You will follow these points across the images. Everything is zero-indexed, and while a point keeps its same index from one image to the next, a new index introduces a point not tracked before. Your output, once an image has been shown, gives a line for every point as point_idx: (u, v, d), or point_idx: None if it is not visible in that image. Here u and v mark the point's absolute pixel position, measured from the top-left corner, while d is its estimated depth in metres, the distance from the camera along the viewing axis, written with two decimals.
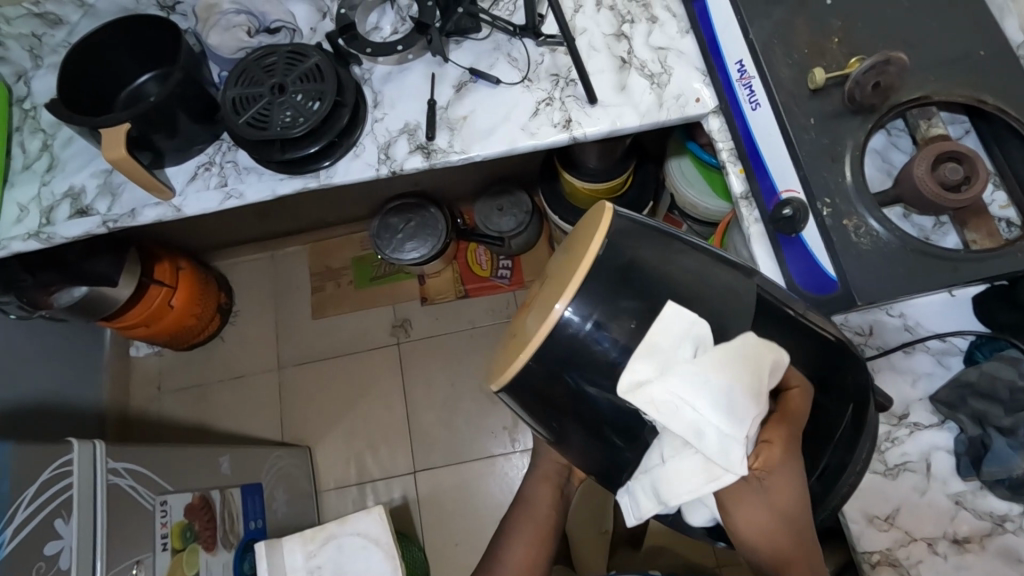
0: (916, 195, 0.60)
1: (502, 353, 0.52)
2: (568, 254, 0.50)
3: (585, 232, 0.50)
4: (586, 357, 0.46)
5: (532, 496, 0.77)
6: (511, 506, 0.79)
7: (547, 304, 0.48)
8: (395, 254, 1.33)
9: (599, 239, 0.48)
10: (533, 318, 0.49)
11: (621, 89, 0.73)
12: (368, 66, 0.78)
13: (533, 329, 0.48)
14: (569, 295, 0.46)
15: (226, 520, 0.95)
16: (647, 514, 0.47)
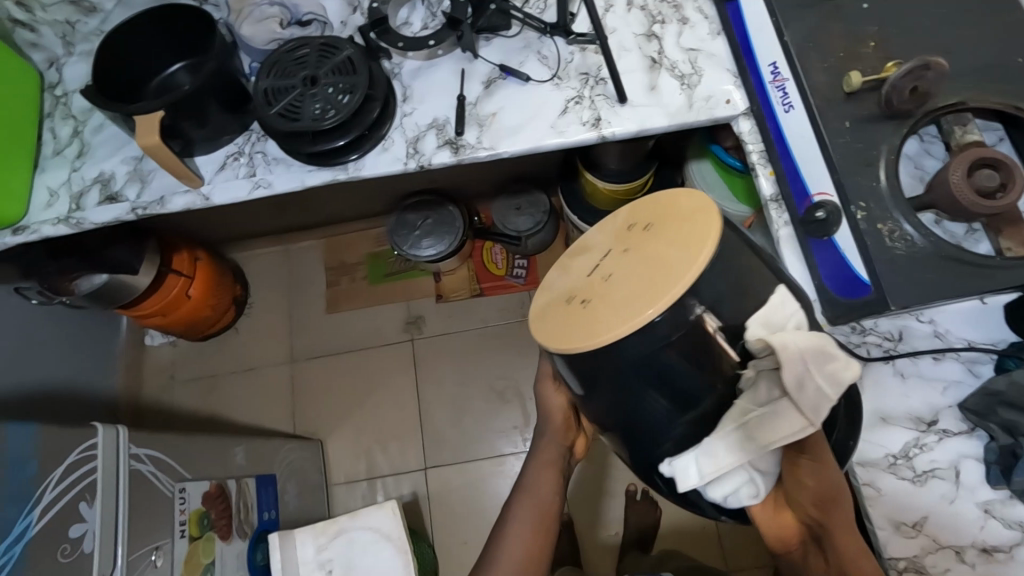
0: (951, 202, 0.60)
1: (570, 316, 0.46)
2: (671, 225, 0.46)
3: (695, 228, 0.44)
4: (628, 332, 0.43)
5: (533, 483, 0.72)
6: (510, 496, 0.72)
7: (655, 280, 0.43)
8: (411, 251, 1.33)
9: (713, 247, 0.43)
10: (631, 290, 0.44)
11: (651, 90, 0.73)
12: (398, 61, 0.78)
13: (637, 303, 0.43)
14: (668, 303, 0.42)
15: (240, 510, 0.96)
16: (721, 466, 0.44)
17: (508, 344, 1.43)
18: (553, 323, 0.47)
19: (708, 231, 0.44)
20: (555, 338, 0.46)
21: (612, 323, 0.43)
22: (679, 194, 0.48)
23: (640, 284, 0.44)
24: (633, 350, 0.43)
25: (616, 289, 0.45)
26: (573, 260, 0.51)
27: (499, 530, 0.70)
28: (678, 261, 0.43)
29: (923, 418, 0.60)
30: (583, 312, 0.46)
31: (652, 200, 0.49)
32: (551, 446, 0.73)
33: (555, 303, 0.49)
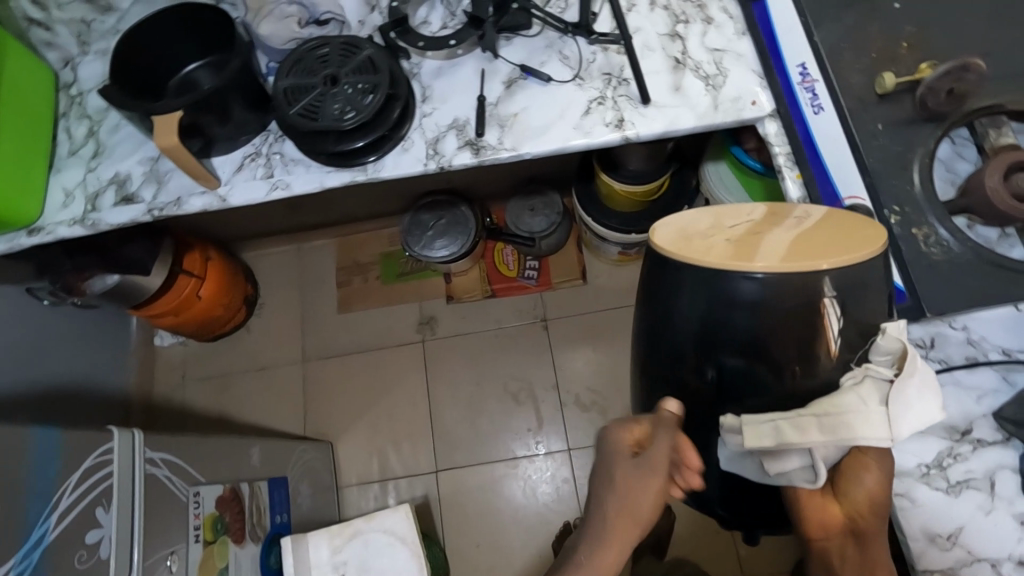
0: (987, 206, 0.58)
1: (707, 245, 0.54)
2: (829, 228, 0.54)
3: (844, 242, 0.51)
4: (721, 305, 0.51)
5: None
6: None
7: (800, 252, 0.50)
8: (424, 251, 1.33)
9: (852, 257, 0.49)
10: (776, 250, 0.51)
11: (676, 91, 0.72)
12: (417, 60, 0.77)
13: (776, 259, 0.50)
14: (788, 270, 0.49)
15: (254, 513, 0.95)
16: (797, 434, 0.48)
17: (522, 346, 1.42)
18: (686, 242, 0.55)
19: (865, 241, 0.51)
20: (687, 250, 0.54)
21: (738, 258, 0.51)
22: (845, 215, 0.57)
23: (775, 251, 0.51)
24: (726, 296, 0.51)
25: (761, 245, 0.52)
26: (719, 215, 0.60)
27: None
28: (828, 249, 0.50)
29: (957, 427, 0.58)
30: (723, 245, 0.53)
31: (813, 212, 0.58)
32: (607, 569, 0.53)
33: (691, 232, 0.57)
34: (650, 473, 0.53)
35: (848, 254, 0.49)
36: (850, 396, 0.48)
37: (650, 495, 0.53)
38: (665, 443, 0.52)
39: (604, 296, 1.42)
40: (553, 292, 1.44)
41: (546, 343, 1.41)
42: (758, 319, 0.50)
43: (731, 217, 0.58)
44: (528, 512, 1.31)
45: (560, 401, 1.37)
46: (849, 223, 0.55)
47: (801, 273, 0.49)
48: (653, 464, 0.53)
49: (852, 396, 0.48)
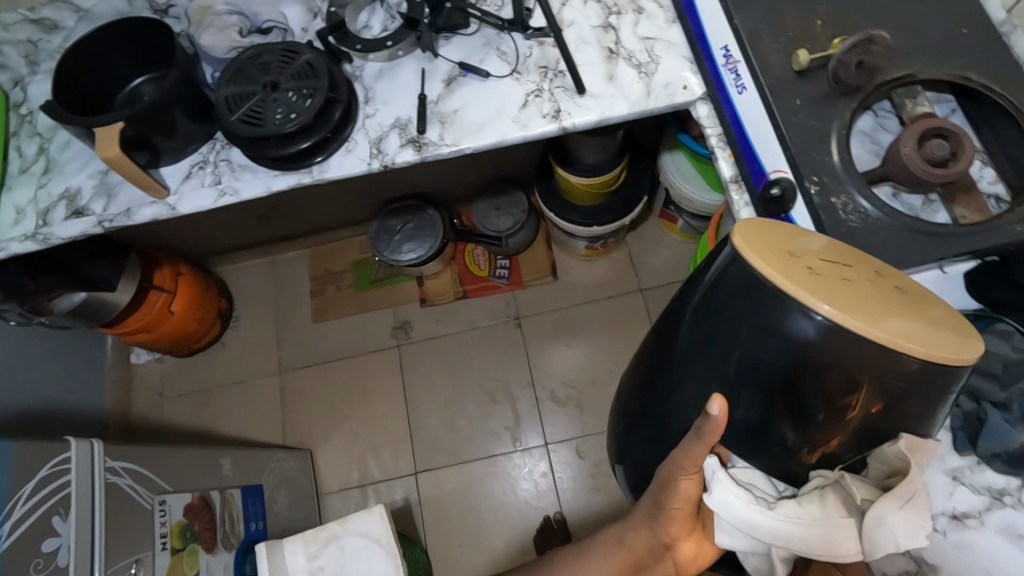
0: (905, 173, 0.60)
1: (787, 262, 0.48)
2: (910, 300, 0.49)
3: (925, 333, 0.46)
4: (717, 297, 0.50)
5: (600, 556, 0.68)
6: (586, 539, 0.71)
7: (884, 322, 0.45)
8: (393, 256, 1.34)
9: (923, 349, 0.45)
10: (859, 305, 0.46)
11: (611, 80, 0.74)
12: (359, 63, 0.79)
13: (855, 316, 0.44)
14: (852, 328, 0.44)
15: (226, 521, 0.95)
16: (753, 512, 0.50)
17: (496, 345, 1.43)
18: (765, 247, 0.49)
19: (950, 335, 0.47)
20: (765, 259, 0.47)
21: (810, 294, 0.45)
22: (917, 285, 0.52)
23: (856, 305, 0.46)
24: (772, 313, 0.46)
25: (846, 291, 0.47)
26: (798, 231, 0.53)
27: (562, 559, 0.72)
28: (908, 329, 0.46)
29: None
30: (807, 273, 0.47)
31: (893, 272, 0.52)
32: (642, 532, 0.64)
33: (769, 236, 0.50)
34: (677, 470, 0.55)
35: (933, 345, 0.45)
36: (806, 508, 0.49)
37: (684, 482, 0.55)
38: (694, 449, 0.52)
39: (576, 292, 1.44)
40: (525, 290, 1.45)
41: (520, 341, 1.42)
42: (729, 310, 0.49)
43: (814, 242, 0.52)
44: (510, 510, 1.31)
45: (536, 398, 1.38)
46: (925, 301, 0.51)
47: (869, 343, 0.44)
48: (677, 458, 0.53)
49: (812, 506, 0.49)
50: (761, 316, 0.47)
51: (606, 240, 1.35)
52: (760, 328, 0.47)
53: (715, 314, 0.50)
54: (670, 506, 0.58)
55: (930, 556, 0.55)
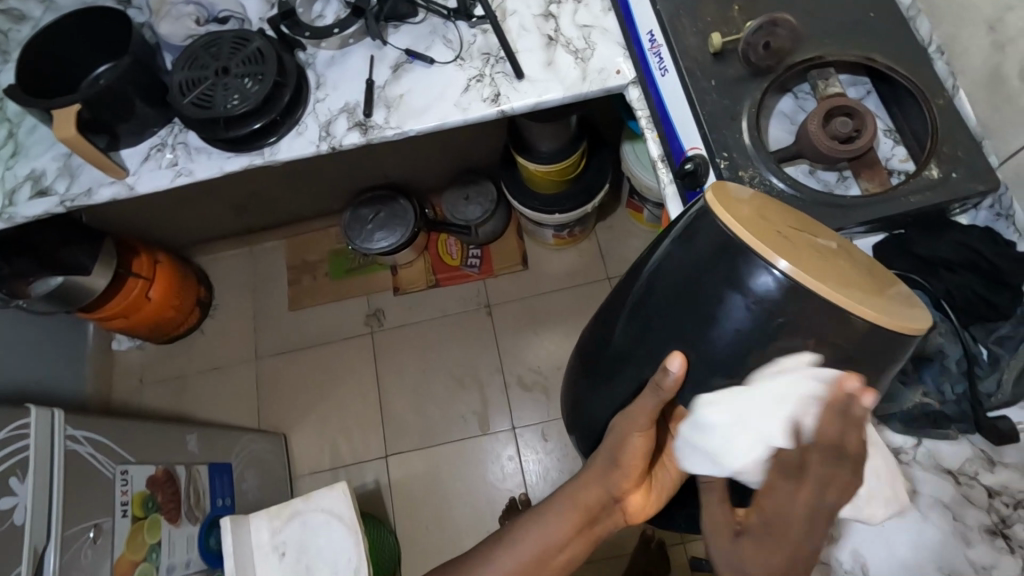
0: (813, 150, 0.63)
1: (759, 225, 0.48)
2: (880, 274, 0.50)
3: (883, 305, 0.46)
4: (669, 265, 0.51)
5: (550, 523, 0.64)
6: (531, 509, 0.67)
7: (843, 285, 0.46)
8: (364, 244, 1.38)
9: (878, 317, 0.45)
10: (820, 269, 0.46)
11: (548, 65, 0.78)
12: (312, 51, 0.83)
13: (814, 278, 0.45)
14: (810, 285, 0.45)
15: (191, 495, 0.99)
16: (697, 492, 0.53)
17: (466, 332, 1.46)
18: (739, 208, 0.49)
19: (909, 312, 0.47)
20: (737, 215, 0.48)
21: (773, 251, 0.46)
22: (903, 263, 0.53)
23: (818, 267, 0.46)
24: (731, 268, 0.47)
25: (809, 256, 0.47)
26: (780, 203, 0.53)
27: (504, 530, 0.67)
28: (867, 296, 0.46)
29: None
30: (773, 234, 0.48)
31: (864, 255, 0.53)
32: (593, 490, 0.63)
33: (747, 201, 0.51)
34: (631, 427, 0.57)
35: (890, 315, 0.45)
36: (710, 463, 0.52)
37: (638, 439, 0.57)
38: (647, 405, 0.54)
39: (545, 281, 1.47)
40: (495, 279, 1.48)
41: (490, 329, 1.45)
42: (678, 279, 0.50)
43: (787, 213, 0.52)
44: (477, 493, 1.34)
45: (504, 383, 1.41)
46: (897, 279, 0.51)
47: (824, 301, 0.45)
48: (633, 414, 0.55)
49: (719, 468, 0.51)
50: (686, 280, 0.50)
51: (573, 229, 1.38)
52: (703, 296, 0.49)
53: (669, 284, 0.51)
54: (624, 463, 0.60)
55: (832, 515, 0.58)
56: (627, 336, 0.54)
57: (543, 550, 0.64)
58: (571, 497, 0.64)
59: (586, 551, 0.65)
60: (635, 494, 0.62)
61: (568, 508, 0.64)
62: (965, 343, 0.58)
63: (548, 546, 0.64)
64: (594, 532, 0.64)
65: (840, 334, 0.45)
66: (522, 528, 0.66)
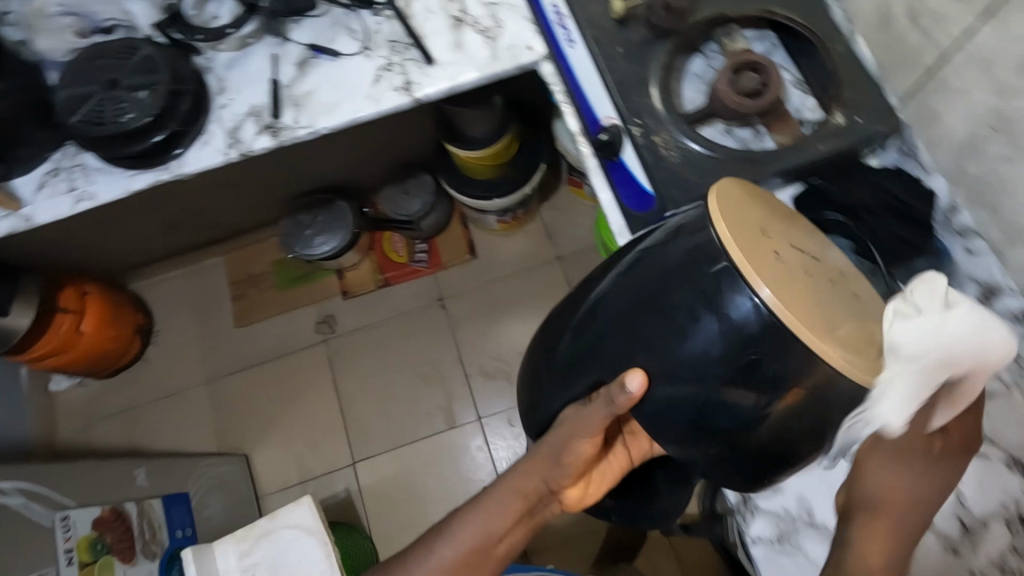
0: (725, 109, 0.63)
1: (757, 237, 0.44)
2: (873, 310, 0.46)
3: (873, 353, 0.42)
4: (636, 270, 0.47)
5: (492, 512, 0.61)
6: (471, 496, 0.63)
7: (826, 321, 0.42)
8: (305, 251, 1.34)
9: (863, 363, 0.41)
10: (814, 303, 0.42)
11: (457, 48, 0.76)
12: (210, 55, 0.78)
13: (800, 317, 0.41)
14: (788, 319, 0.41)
15: (146, 531, 0.96)
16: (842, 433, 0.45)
17: (421, 328, 1.44)
18: (737, 211, 0.45)
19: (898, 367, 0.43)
20: (733, 223, 0.44)
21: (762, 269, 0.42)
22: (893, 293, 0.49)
23: (806, 294, 0.42)
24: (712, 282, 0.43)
25: (804, 285, 0.43)
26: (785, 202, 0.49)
27: (442, 522, 0.63)
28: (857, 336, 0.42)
29: None
30: (771, 251, 0.44)
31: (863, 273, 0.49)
32: (535, 481, 0.60)
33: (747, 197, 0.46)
34: (576, 437, 0.53)
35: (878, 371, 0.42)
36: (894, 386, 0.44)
37: (582, 444, 0.54)
38: (596, 416, 0.49)
39: (496, 267, 1.45)
40: (445, 271, 1.46)
41: (446, 322, 1.43)
42: (643, 288, 0.46)
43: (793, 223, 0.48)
44: (450, 487, 1.33)
45: (466, 375, 1.40)
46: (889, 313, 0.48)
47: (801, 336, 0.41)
48: (579, 427, 0.52)
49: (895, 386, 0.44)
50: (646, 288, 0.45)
51: (516, 211, 1.37)
52: (665, 304, 0.44)
53: (633, 287, 0.46)
54: (567, 461, 0.57)
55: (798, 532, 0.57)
56: (571, 350, 0.50)
57: (482, 539, 0.60)
58: (511, 487, 0.61)
59: (522, 539, 0.62)
60: (570, 487, 0.62)
61: (506, 498, 0.61)
62: (885, 283, 0.57)
63: (487, 538, 0.61)
64: (531, 520, 0.63)
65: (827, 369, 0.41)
66: (458, 518, 0.62)
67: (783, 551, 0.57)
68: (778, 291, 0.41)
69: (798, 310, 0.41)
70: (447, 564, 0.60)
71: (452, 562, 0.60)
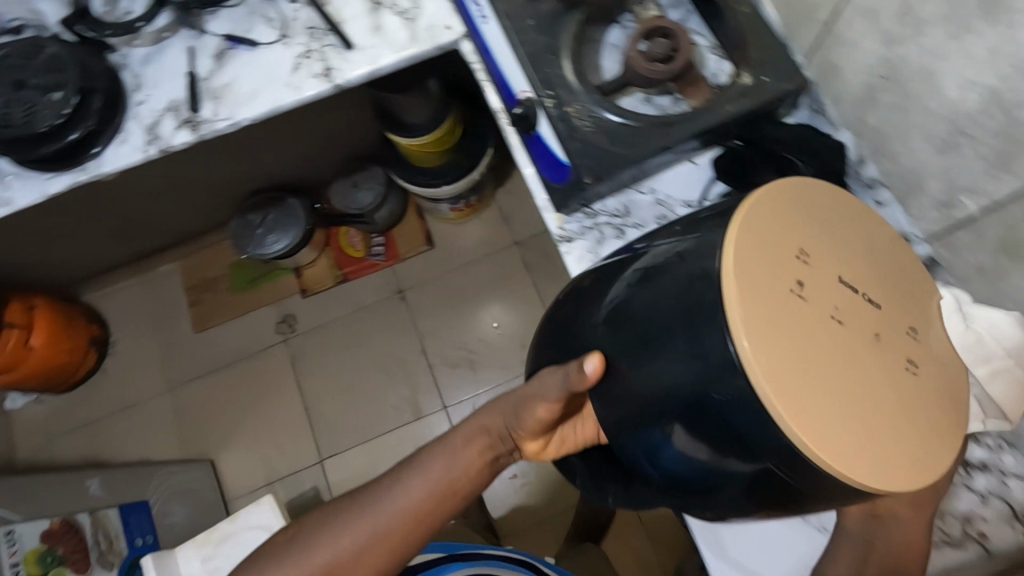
0: (638, 78, 0.63)
1: (776, 274, 0.38)
2: (891, 388, 0.39)
3: (864, 446, 0.37)
4: (660, 271, 0.42)
5: (457, 452, 0.57)
6: (434, 438, 0.59)
7: (815, 397, 0.36)
8: (258, 250, 1.32)
9: (844, 450, 0.36)
10: (812, 369, 0.37)
11: (376, 31, 0.75)
12: (124, 51, 0.76)
13: (780, 380, 0.36)
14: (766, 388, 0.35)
15: (102, 541, 0.95)
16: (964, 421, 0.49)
17: (382, 321, 1.43)
18: (762, 240, 0.39)
19: (895, 467, 0.37)
20: (746, 252, 0.38)
21: (758, 317, 0.37)
22: (935, 367, 0.42)
23: (798, 360, 0.37)
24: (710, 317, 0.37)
25: (808, 343, 0.38)
26: (837, 229, 0.42)
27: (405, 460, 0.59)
28: (848, 416, 0.37)
29: None
30: (781, 298, 0.38)
31: (903, 330, 0.42)
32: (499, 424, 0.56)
33: (782, 223, 0.40)
34: (536, 393, 0.50)
35: (867, 462, 0.37)
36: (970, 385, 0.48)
37: (542, 405, 0.51)
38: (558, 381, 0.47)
39: (455, 256, 1.44)
40: (404, 263, 1.45)
41: (406, 313, 1.43)
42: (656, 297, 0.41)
43: (834, 263, 0.41)
44: None
45: (429, 366, 1.39)
46: (925, 397, 0.41)
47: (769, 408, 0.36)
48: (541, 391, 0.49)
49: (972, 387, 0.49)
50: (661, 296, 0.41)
51: (469, 198, 1.36)
52: (663, 322, 0.40)
53: (649, 289, 0.42)
54: (527, 419, 0.53)
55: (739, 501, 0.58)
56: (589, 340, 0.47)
57: (444, 482, 0.56)
58: (477, 428, 0.57)
59: (484, 485, 0.58)
60: (532, 441, 0.56)
61: (471, 439, 0.57)
62: None
63: (447, 481, 0.56)
64: (493, 468, 0.58)
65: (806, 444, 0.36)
66: (422, 456, 0.58)
67: None
68: (768, 348, 0.36)
69: (780, 375, 0.36)
70: (404, 511, 0.56)
71: (410, 509, 0.56)
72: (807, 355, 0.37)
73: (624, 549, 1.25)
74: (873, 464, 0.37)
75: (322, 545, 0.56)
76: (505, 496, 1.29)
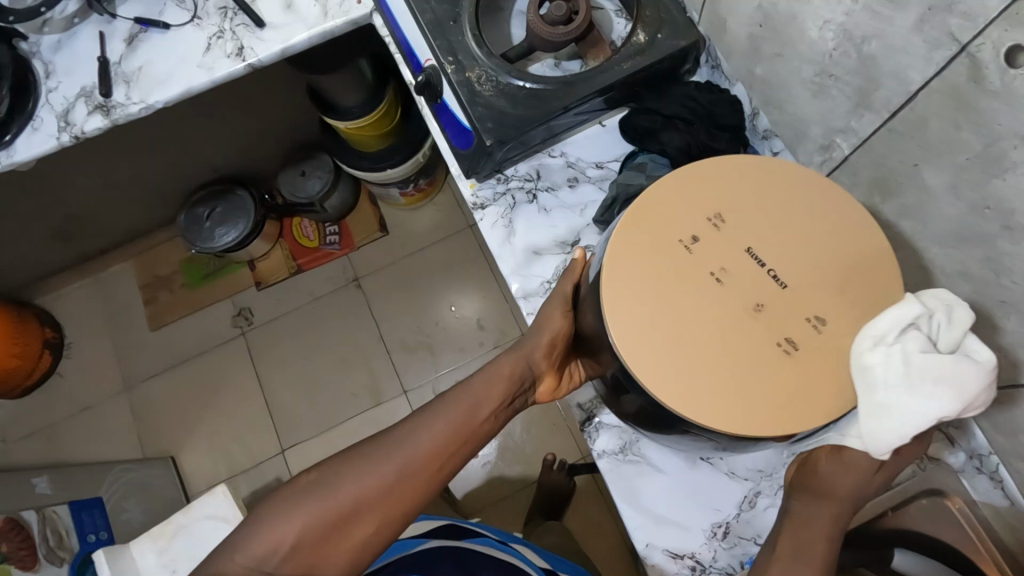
0: (540, 41, 0.63)
1: (667, 232, 0.48)
2: (765, 350, 0.45)
3: (720, 391, 0.45)
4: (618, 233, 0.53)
5: (475, 392, 0.54)
6: (450, 388, 0.56)
7: (676, 341, 0.46)
8: (206, 244, 1.31)
9: (689, 390, 0.45)
10: (666, 309, 0.46)
11: (288, 8, 0.74)
12: (34, 39, 0.75)
13: (624, 299, 0.47)
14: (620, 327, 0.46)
15: (51, 537, 0.94)
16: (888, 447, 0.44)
17: (339, 310, 1.43)
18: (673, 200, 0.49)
19: (718, 410, 0.44)
20: (638, 221, 0.48)
21: (632, 274, 0.47)
22: (820, 354, 0.45)
23: (664, 310, 0.46)
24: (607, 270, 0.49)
25: (678, 292, 0.47)
26: (752, 205, 0.48)
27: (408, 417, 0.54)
28: (709, 364, 0.45)
29: (567, 241, 0.65)
30: (664, 261, 0.47)
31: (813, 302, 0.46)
32: (514, 363, 0.56)
33: (701, 194, 0.49)
34: (554, 303, 0.58)
35: (714, 403, 0.44)
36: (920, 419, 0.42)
37: (559, 318, 0.57)
38: (564, 290, 0.58)
39: (411, 241, 1.45)
40: (358, 251, 1.44)
41: (362, 301, 1.43)
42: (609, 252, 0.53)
43: (739, 238, 0.48)
44: None
45: (388, 351, 1.40)
46: (790, 372, 0.45)
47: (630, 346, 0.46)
48: (554, 297, 0.58)
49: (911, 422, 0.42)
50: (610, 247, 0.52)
51: (418, 182, 1.33)
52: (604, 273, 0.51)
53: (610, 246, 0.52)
54: (551, 342, 0.57)
55: (649, 456, 0.59)
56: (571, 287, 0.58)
57: (463, 425, 0.53)
58: (491, 370, 0.56)
59: (502, 426, 0.56)
60: (548, 377, 0.59)
61: (486, 381, 0.55)
62: None
63: (466, 425, 0.53)
64: (510, 411, 0.57)
65: (659, 376, 0.45)
66: (431, 409, 0.54)
67: (626, 460, 0.60)
68: (637, 299, 0.47)
69: (643, 319, 0.46)
70: (434, 447, 0.51)
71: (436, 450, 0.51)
72: (678, 309, 0.46)
73: (585, 522, 1.26)
74: (729, 407, 0.44)
75: (348, 480, 0.49)
76: (468, 476, 1.30)
